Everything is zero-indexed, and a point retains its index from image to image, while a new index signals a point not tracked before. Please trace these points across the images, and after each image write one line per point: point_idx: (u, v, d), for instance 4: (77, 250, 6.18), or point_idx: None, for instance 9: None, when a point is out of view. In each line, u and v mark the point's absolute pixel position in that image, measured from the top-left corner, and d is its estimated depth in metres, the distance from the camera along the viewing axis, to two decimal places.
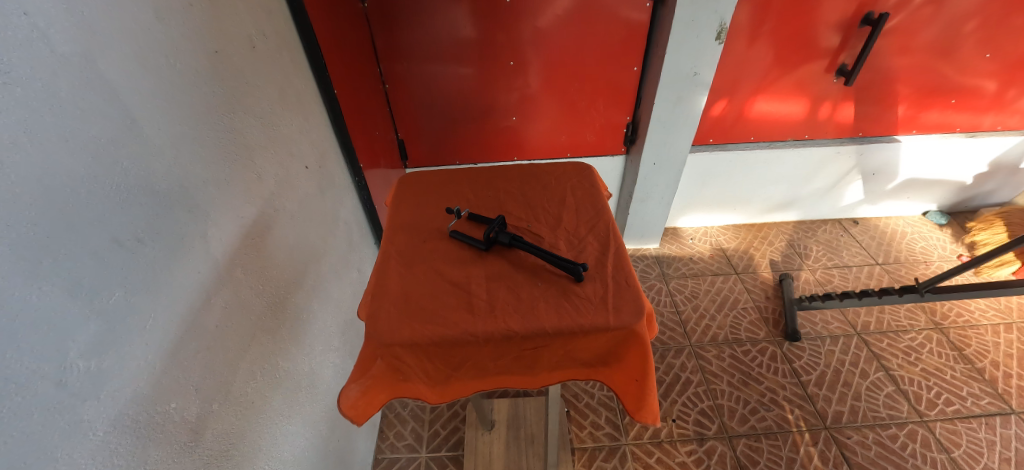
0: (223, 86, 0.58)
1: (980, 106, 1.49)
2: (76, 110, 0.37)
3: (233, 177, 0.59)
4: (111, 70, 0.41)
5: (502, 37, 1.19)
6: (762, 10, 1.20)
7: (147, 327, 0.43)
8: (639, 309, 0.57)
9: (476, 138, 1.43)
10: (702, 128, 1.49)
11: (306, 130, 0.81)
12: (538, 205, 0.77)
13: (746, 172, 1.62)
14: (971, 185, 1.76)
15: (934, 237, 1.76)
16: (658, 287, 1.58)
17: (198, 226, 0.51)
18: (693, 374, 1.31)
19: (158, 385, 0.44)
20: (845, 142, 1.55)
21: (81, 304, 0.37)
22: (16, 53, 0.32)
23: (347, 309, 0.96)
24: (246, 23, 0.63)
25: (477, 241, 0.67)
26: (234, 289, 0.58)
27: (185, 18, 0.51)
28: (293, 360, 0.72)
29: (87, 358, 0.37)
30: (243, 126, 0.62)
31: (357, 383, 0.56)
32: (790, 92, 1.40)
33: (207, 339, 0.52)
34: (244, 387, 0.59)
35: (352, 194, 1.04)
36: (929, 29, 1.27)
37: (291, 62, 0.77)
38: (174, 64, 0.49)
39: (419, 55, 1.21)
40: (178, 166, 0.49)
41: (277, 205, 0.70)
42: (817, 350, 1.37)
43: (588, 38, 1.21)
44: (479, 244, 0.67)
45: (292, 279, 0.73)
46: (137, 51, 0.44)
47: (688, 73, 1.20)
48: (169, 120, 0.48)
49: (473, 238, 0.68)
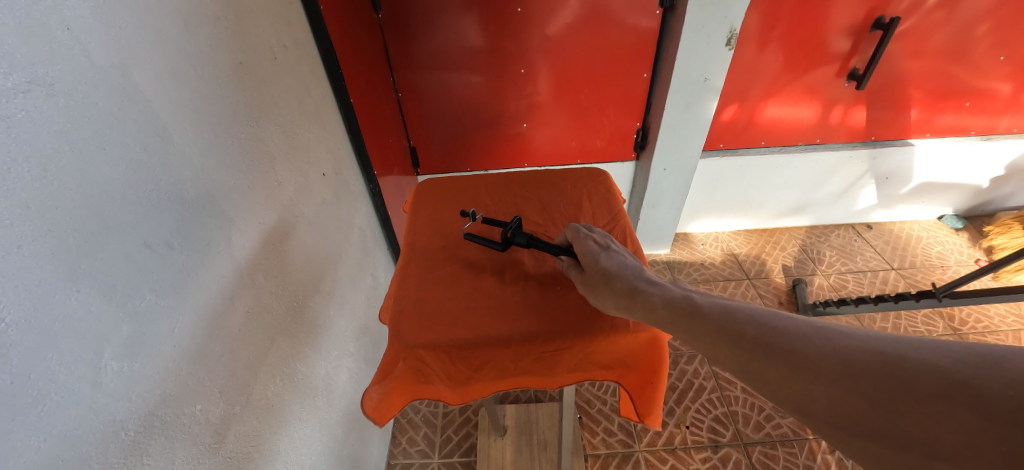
0: (246, 94, 0.59)
1: (995, 109, 1.47)
2: (113, 119, 0.38)
3: (256, 184, 0.60)
4: (143, 80, 0.42)
5: (512, 44, 1.20)
6: (772, 15, 1.20)
7: (175, 330, 0.44)
8: None
9: (487, 144, 1.44)
10: (712, 133, 1.50)
11: (324, 138, 0.83)
12: (554, 210, 0.78)
13: (758, 176, 1.61)
14: (987, 189, 1.74)
15: (950, 242, 1.74)
16: None
17: (222, 231, 0.53)
18: (706, 380, 1.30)
19: (184, 386, 0.45)
20: (858, 146, 1.54)
21: (114, 307, 0.38)
22: (58, 65, 0.34)
23: (361, 314, 0.97)
24: (268, 34, 0.65)
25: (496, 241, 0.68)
26: (255, 294, 0.59)
27: (213, 31, 0.53)
28: (310, 365, 0.73)
29: (120, 359, 0.38)
30: (265, 134, 0.63)
31: (378, 386, 0.56)
32: (802, 96, 1.40)
33: (230, 343, 0.53)
34: (265, 390, 0.60)
35: (366, 200, 1.05)
36: (942, 32, 1.26)
37: (310, 72, 0.78)
38: (203, 76, 0.51)
39: (432, 64, 1.23)
40: (205, 172, 0.50)
41: (296, 211, 0.71)
42: None
43: (598, 44, 1.22)
44: (498, 245, 0.67)
45: (311, 285, 0.74)
46: (169, 61, 0.46)
47: (698, 78, 1.20)
48: (196, 128, 0.49)
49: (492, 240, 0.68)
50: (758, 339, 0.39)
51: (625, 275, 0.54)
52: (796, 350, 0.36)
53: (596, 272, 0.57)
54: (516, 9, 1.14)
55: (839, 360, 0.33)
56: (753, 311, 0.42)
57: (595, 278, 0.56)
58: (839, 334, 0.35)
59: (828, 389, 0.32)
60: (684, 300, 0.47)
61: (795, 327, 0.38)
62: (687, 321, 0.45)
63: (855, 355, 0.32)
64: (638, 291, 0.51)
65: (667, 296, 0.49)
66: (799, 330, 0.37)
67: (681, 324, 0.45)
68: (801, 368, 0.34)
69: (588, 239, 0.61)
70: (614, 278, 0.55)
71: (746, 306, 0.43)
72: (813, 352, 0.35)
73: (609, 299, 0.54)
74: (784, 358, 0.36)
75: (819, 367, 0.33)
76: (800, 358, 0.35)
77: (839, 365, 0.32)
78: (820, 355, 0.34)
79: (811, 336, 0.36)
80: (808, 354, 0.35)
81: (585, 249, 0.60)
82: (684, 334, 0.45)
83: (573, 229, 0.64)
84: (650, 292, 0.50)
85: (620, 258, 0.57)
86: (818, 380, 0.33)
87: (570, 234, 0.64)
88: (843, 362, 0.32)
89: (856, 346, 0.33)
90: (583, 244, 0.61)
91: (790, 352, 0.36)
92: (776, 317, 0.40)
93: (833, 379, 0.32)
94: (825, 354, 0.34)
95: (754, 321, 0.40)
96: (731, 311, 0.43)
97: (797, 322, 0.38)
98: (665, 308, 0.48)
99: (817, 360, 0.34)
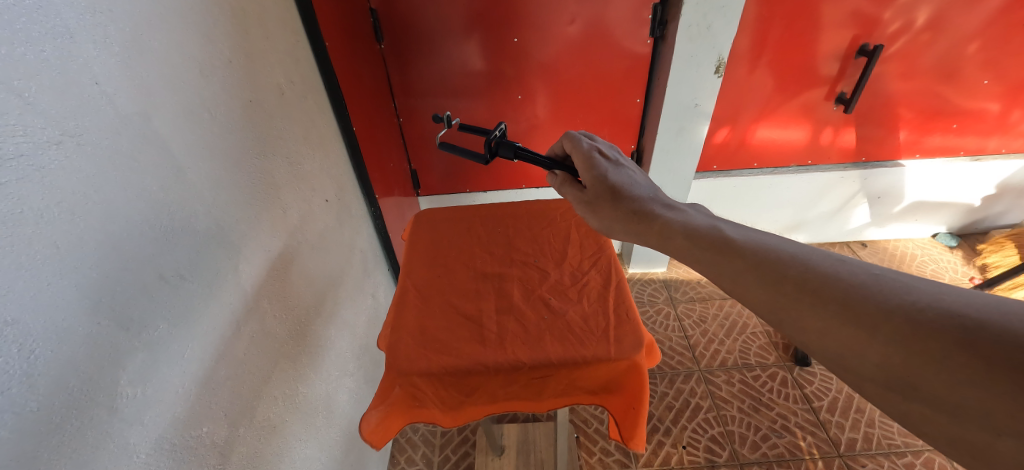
0: (255, 130, 0.63)
1: (984, 129, 1.50)
2: (135, 163, 0.42)
3: (262, 214, 0.64)
4: (162, 124, 0.46)
5: (510, 70, 1.25)
6: (761, 41, 1.24)
7: (185, 356, 0.47)
8: (638, 342, 0.60)
9: (486, 166, 1.49)
10: (704, 155, 1.54)
11: (327, 166, 0.87)
12: (544, 240, 0.81)
13: (752, 197, 1.65)
14: (979, 207, 1.76)
15: (945, 259, 1.76)
16: (666, 311, 1.59)
17: (230, 260, 0.56)
18: (702, 399, 1.30)
19: (192, 409, 0.48)
20: (849, 167, 1.58)
21: (130, 337, 0.40)
22: (88, 118, 0.37)
23: (361, 335, 0.99)
24: (275, 72, 0.69)
25: (481, 156, 0.75)
26: (260, 319, 0.61)
27: (225, 73, 0.57)
28: (311, 385, 0.75)
29: (134, 385, 0.40)
30: (272, 167, 0.67)
31: (376, 411, 0.59)
32: (792, 118, 1.43)
33: (235, 367, 0.56)
34: (267, 411, 0.62)
35: (368, 223, 1.08)
36: (928, 55, 1.30)
37: (315, 104, 0.83)
38: (215, 115, 0.54)
39: (432, 91, 1.28)
40: (215, 207, 0.53)
41: (300, 237, 0.74)
42: (828, 376, 1.35)
43: (592, 70, 1.26)
44: (483, 159, 0.75)
45: (313, 308, 0.77)
46: (184, 105, 0.49)
47: (689, 103, 1.24)
48: (208, 165, 0.53)
49: (477, 156, 0.76)
50: (803, 281, 0.39)
51: (630, 198, 0.59)
52: (853, 300, 0.35)
53: (600, 193, 0.62)
54: (513, 39, 1.19)
55: (903, 315, 0.33)
56: (795, 252, 0.42)
57: (600, 201, 0.62)
58: (903, 287, 0.34)
59: (886, 348, 0.33)
60: (709, 228, 0.50)
61: (851, 274, 0.37)
62: (709, 252, 0.47)
63: (922, 315, 0.32)
64: (646, 216, 0.56)
65: (679, 221, 0.52)
66: (855, 277, 0.37)
67: (692, 252, 0.49)
68: (858, 322, 0.34)
69: (592, 157, 0.65)
70: (624, 203, 0.59)
71: (783, 245, 0.44)
72: (873, 303, 0.34)
73: (616, 222, 0.60)
74: (834, 304, 0.36)
75: (879, 323, 0.33)
76: (855, 309, 0.35)
77: (903, 323, 0.32)
78: (881, 308, 0.34)
79: (871, 286, 0.36)
80: (865, 307, 0.35)
81: (589, 170, 0.64)
82: (704, 263, 0.47)
83: (585, 154, 0.66)
84: (659, 217, 0.55)
85: (625, 178, 0.62)
86: (874, 338, 0.33)
87: (573, 151, 0.69)
88: (908, 320, 0.32)
89: (926, 306, 0.32)
90: (588, 164, 0.65)
91: (844, 299, 0.36)
92: (825, 262, 0.39)
93: (892, 339, 0.32)
94: (887, 308, 0.33)
95: (799, 264, 0.40)
96: (766, 250, 0.43)
97: (852, 266, 0.38)
98: (683, 234, 0.51)
99: (878, 314, 0.34)
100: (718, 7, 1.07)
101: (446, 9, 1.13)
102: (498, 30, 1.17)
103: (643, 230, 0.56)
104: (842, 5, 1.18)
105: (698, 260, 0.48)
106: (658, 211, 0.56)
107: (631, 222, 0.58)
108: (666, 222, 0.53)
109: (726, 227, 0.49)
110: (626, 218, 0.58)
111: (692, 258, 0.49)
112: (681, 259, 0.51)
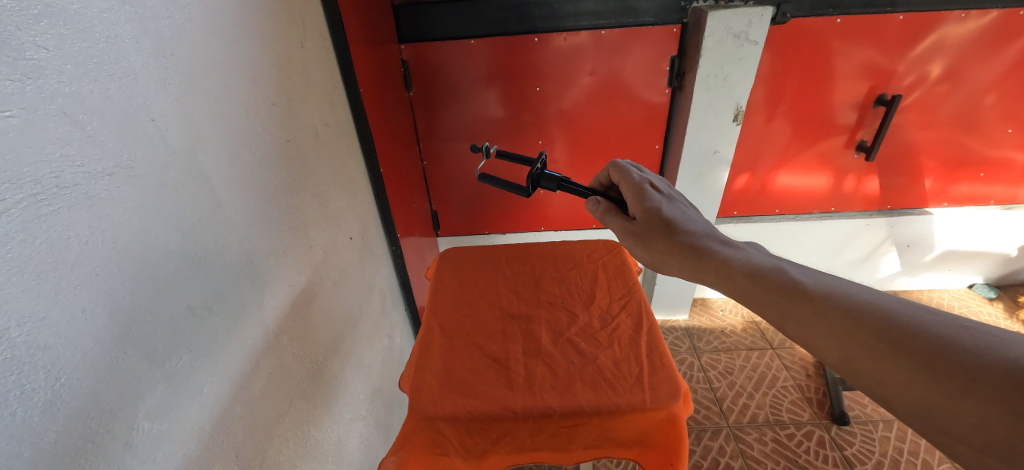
0: (289, 168, 0.65)
1: (1013, 178, 1.47)
2: (175, 195, 0.43)
3: (290, 249, 0.65)
4: (206, 159, 0.47)
5: (529, 116, 1.30)
6: (777, 91, 1.27)
7: (203, 391, 0.46)
8: (674, 391, 0.58)
9: (506, 208, 1.51)
10: (725, 200, 1.54)
11: (353, 205, 0.89)
12: (571, 281, 0.80)
13: (776, 243, 1.62)
14: (1016, 257, 1.70)
15: (985, 311, 1.68)
16: (690, 361, 1.52)
17: (256, 294, 0.56)
18: (733, 459, 1.21)
19: (205, 449, 0.46)
20: (874, 214, 1.56)
21: (153, 368, 0.40)
22: (139, 152, 0.38)
23: (375, 377, 0.96)
24: (312, 116, 0.73)
25: (521, 187, 0.75)
26: (279, 356, 0.60)
27: (266, 115, 0.60)
28: (324, 429, 0.73)
29: (151, 419, 0.40)
30: (302, 203, 0.69)
31: (394, 456, 0.55)
32: (813, 166, 1.43)
33: (250, 406, 0.54)
34: (278, 454, 0.60)
35: (389, 262, 1.09)
36: (947, 106, 1.30)
37: (345, 145, 0.86)
38: (254, 152, 0.57)
39: (456, 135, 1.34)
40: (247, 240, 0.54)
41: (323, 274, 0.74)
42: (870, 436, 1.25)
43: (612, 117, 1.29)
44: (523, 191, 0.74)
45: (330, 348, 0.76)
46: (228, 142, 0.51)
47: (708, 150, 1.26)
48: (242, 199, 0.54)
49: (517, 188, 0.76)
50: (887, 332, 0.38)
51: (685, 232, 0.59)
52: (943, 354, 0.35)
53: (653, 225, 0.61)
54: (535, 88, 1.25)
55: (1005, 373, 0.31)
56: (870, 298, 0.41)
57: (649, 232, 0.61)
58: (998, 342, 0.33)
59: (985, 408, 0.31)
60: (773, 269, 0.49)
61: (938, 327, 0.37)
62: (774, 297, 0.46)
63: None
64: (702, 251, 0.56)
65: (739, 259, 0.52)
66: (945, 330, 0.36)
67: (755, 294, 0.48)
68: (951, 380, 0.33)
69: (643, 189, 0.66)
70: (678, 237, 0.59)
71: (859, 291, 0.43)
72: (970, 360, 0.33)
73: (669, 256, 0.58)
74: (927, 351, 0.35)
75: (976, 380, 0.32)
76: (947, 364, 0.34)
77: (1006, 381, 0.31)
78: (980, 366, 0.33)
79: (963, 339, 0.35)
80: (958, 363, 0.34)
81: (639, 201, 0.65)
82: (770, 309, 0.46)
83: (636, 187, 0.67)
84: (716, 253, 0.54)
85: (678, 211, 0.62)
86: (970, 396, 0.32)
87: (623, 182, 0.70)
88: (1011, 378, 0.31)
89: None
90: (638, 195, 0.66)
91: (930, 354, 0.35)
92: (905, 310, 0.39)
93: (993, 398, 0.31)
94: (984, 366, 0.32)
95: (880, 312, 0.39)
96: (839, 296, 0.43)
97: (937, 317, 0.37)
98: (743, 275, 0.50)
99: (974, 371, 0.33)
100: (735, 58, 1.11)
101: (472, 60, 1.19)
102: (520, 79, 1.23)
103: (700, 264, 0.55)
104: (854, 58, 1.21)
105: (762, 303, 0.47)
106: (717, 249, 0.55)
107: (687, 256, 0.56)
108: (725, 259, 0.53)
109: (790, 268, 0.48)
110: (682, 251, 0.57)
111: (756, 304, 0.48)
112: (742, 301, 0.50)
